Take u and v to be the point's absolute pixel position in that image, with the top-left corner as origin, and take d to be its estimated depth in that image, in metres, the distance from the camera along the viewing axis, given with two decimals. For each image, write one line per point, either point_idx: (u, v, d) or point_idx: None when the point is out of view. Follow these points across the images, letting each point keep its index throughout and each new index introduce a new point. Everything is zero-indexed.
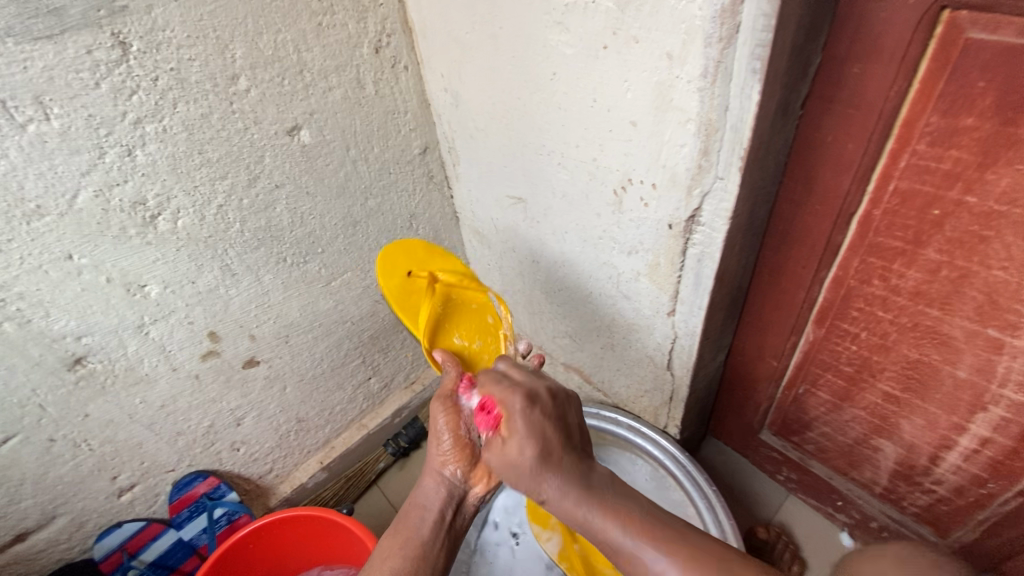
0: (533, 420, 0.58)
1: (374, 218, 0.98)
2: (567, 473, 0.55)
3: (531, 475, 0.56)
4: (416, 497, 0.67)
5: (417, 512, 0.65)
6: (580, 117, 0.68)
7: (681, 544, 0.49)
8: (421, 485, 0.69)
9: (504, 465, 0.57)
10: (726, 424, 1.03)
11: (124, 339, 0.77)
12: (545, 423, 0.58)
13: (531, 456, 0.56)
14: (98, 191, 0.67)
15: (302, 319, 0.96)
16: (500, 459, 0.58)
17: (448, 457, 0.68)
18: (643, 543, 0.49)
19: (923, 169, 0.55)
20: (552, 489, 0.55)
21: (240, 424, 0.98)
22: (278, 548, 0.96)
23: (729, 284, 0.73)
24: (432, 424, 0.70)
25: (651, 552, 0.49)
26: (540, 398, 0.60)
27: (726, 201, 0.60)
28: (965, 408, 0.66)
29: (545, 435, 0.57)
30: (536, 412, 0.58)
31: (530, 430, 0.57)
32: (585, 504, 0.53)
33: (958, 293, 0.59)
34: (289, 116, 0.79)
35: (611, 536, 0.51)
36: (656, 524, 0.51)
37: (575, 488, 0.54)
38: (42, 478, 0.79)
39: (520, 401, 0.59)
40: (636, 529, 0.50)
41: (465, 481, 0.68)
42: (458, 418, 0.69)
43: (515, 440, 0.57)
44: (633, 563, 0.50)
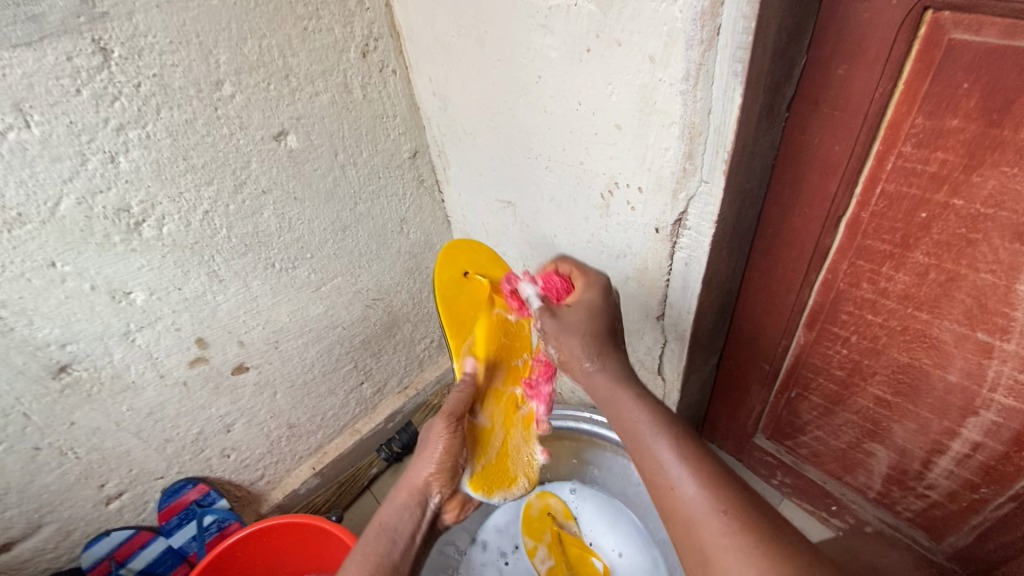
0: (597, 298, 0.70)
1: (363, 223, 0.97)
2: (610, 356, 0.63)
3: (580, 352, 0.63)
4: (383, 518, 0.63)
5: (388, 534, 0.61)
6: (566, 120, 0.67)
7: (710, 470, 0.50)
8: (392, 500, 0.66)
9: (558, 338, 0.65)
10: (720, 428, 1.02)
11: (110, 347, 0.77)
12: (609, 302, 0.70)
13: (585, 335, 0.64)
14: (81, 198, 0.67)
15: (291, 324, 0.95)
16: (557, 328, 0.66)
17: (431, 478, 0.67)
18: (673, 450, 0.53)
19: (910, 172, 0.54)
20: (602, 362, 0.63)
21: (230, 431, 0.97)
22: (268, 556, 0.95)
23: (717, 288, 0.72)
24: (430, 437, 0.70)
25: (673, 456, 0.52)
26: (600, 282, 0.74)
27: (712, 205, 0.60)
28: (956, 412, 0.65)
29: (601, 320, 0.67)
30: (593, 294, 0.71)
31: (589, 309, 0.68)
32: (629, 392, 0.60)
33: (947, 296, 0.58)
34: (275, 121, 0.78)
35: (637, 423, 0.57)
36: (697, 449, 0.53)
37: (622, 375, 0.62)
38: (29, 486, 0.78)
39: (589, 287, 0.72)
40: (663, 426, 0.55)
41: (438, 506, 0.67)
42: (456, 447, 0.69)
43: (574, 312, 0.67)
44: (656, 467, 0.53)
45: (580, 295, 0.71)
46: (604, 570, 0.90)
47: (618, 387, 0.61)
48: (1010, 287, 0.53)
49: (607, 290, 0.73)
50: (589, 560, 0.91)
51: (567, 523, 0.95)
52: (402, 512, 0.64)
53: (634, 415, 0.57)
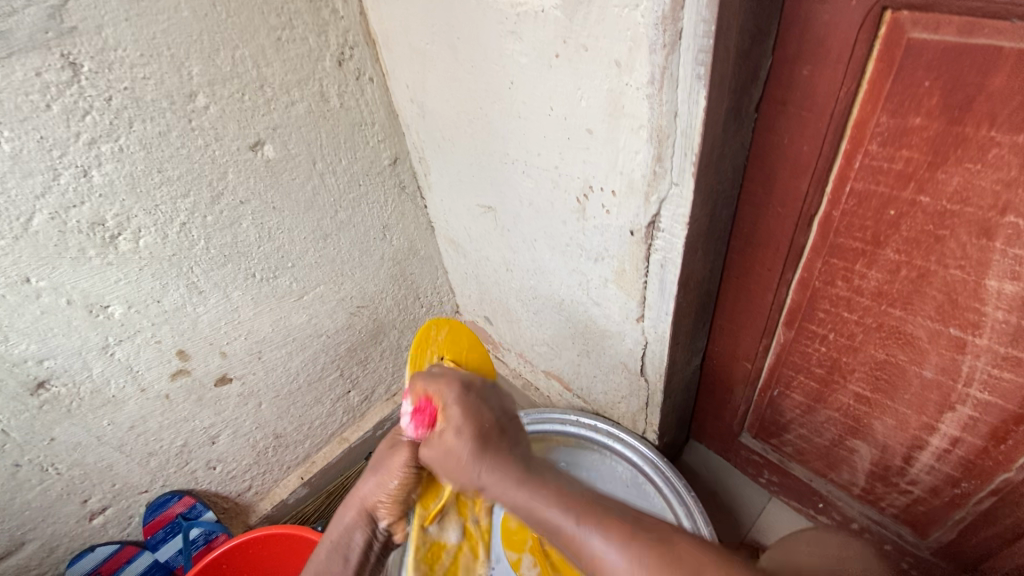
0: (465, 408, 0.58)
1: (345, 230, 0.97)
2: (501, 457, 0.53)
3: (467, 462, 0.53)
4: (335, 534, 0.64)
5: (341, 552, 0.63)
6: (540, 125, 0.68)
7: (643, 534, 0.44)
8: (342, 517, 0.66)
9: (438, 457, 0.56)
10: (707, 428, 1.03)
11: (88, 361, 0.76)
12: (486, 409, 0.59)
13: (468, 445, 0.54)
14: (54, 213, 0.66)
15: (274, 334, 0.95)
16: (442, 448, 0.56)
17: (380, 505, 0.65)
18: (602, 534, 0.44)
19: (877, 170, 0.54)
20: (489, 471, 0.52)
21: (215, 443, 0.97)
22: (255, 568, 0.95)
23: (695, 289, 0.72)
24: (389, 467, 0.65)
25: (603, 540, 0.44)
26: (471, 387, 0.62)
27: (683, 207, 0.60)
28: (933, 407, 0.65)
29: (479, 417, 0.57)
30: (470, 396, 0.60)
31: (467, 417, 0.57)
32: (529, 488, 0.50)
33: (919, 292, 0.58)
34: (251, 131, 0.78)
35: (555, 522, 0.47)
36: (603, 509, 0.46)
37: (519, 471, 0.52)
38: (10, 504, 0.78)
39: (456, 392, 0.60)
40: (570, 504, 0.47)
41: (386, 531, 0.67)
42: (411, 483, 0.66)
43: (449, 426, 0.57)
44: (580, 551, 0.45)
45: (447, 408, 0.58)
46: None
47: (513, 490, 0.50)
48: (979, 282, 0.53)
49: (483, 393, 0.61)
50: None
51: None
52: (351, 531, 0.65)
53: (537, 507, 0.49)
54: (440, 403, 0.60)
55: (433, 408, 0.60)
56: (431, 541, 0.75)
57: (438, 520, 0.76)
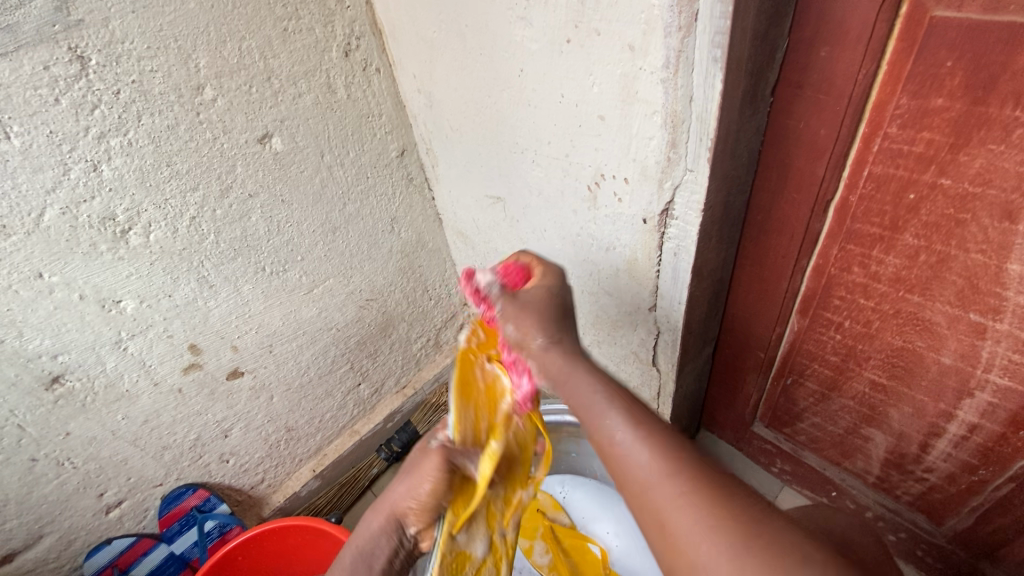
0: (551, 286, 0.62)
1: (354, 223, 0.97)
2: (565, 341, 0.58)
3: (530, 330, 0.58)
4: (361, 541, 0.60)
5: (364, 559, 0.59)
6: (550, 113, 0.67)
7: (655, 430, 0.48)
8: (368, 522, 0.62)
9: (513, 310, 0.60)
10: (718, 417, 1.02)
11: (102, 356, 0.77)
12: (568, 300, 0.63)
13: (533, 319, 0.59)
14: (65, 208, 0.66)
15: (285, 328, 0.95)
16: (508, 311, 0.61)
17: (411, 511, 0.61)
18: (621, 418, 0.50)
19: (897, 153, 0.53)
20: (552, 343, 0.58)
21: (227, 436, 0.97)
22: (269, 560, 0.95)
23: (709, 277, 0.71)
24: (416, 470, 0.62)
25: (620, 420, 0.49)
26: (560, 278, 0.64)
27: (698, 193, 0.59)
28: (951, 394, 0.64)
29: (553, 304, 0.61)
30: (557, 287, 0.63)
31: (541, 299, 0.61)
32: (578, 366, 0.56)
33: (938, 278, 0.57)
34: (258, 124, 0.78)
35: (586, 392, 0.54)
36: (639, 409, 0.51)
37: (567, 350, 0.58)
38: (27, 498, 0.78)
39: (551, 280, 0.63)
40: (606, 390, 0.53)
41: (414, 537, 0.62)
42: (443, 490, 0.61)
43: (536, 284, 0.63)
44: (597, 427, 0.51)
45: (540, 275, 0.64)
46: (601, 554, 0.88)
47: (563, 359, 0.57)
48: (1001, 267, 0.52)
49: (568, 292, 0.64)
50: (587, 547, 0.90)
51: (558, 515, 0.94)
52: (378, 537, 0.61)
53: (579, 380, 0.55)
54: (538, 272, 0.64)
55: (525, 275, 0.65)
56: (457, 549, 0.63)
57: (466, 527, 0.64)
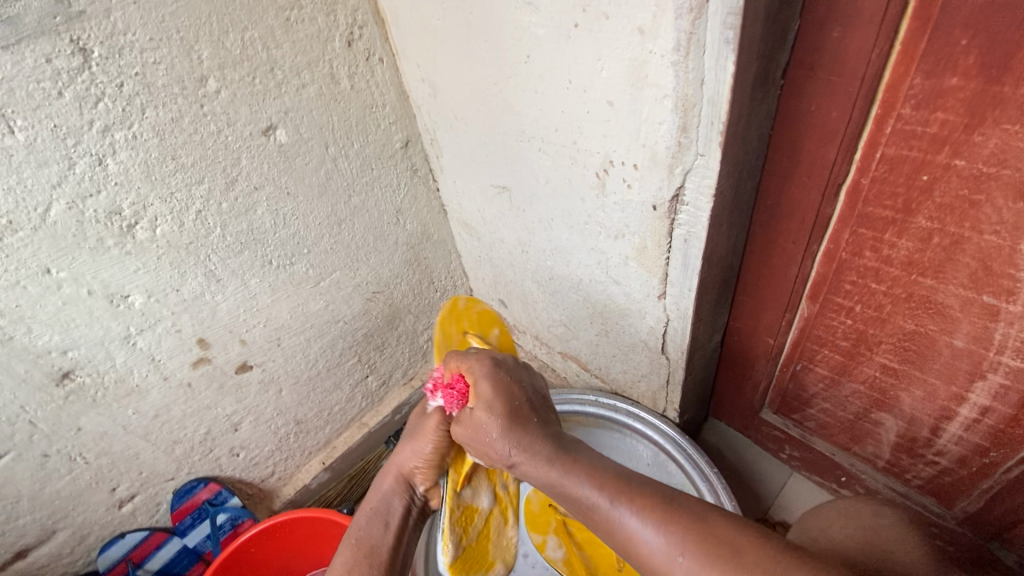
0: (495, 385, 0.60)
1: (359, 215, 0.96)
2: (541, 441, 0.56)
3: (494, 437, 0.57)
4: (375, 500, 0.65)
5: (380, 517, 0.63)
6: (557, 99, 0.66)
7: (677, 517, 0.46)
8: (379, 485, 0.67)
9: (471, 440, 0.60)
10: (727, 405, 1.02)
11: (111, 351, 0.77)
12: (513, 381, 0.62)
13: (496, 423, 0.57)
14: (71, 203, 0.66)
15: (292, 321, 0.95)
16: (471, 425, 0.59)
17: (418, 469, 0.67)
18: (637, 514, 0.48)
19: (910, 134, 0.53)
20: (521, 449, 0.56)
21: (237, 430, 0.97)
22: (282, 551, 0.96)
23: (718, 264, 0.71)
24: (419, 430, 0.67)
25: (638, 520, 0.47)
26: (502, 363, 0.64)
27: (708, 178, 0.58)
28: (963, 377, 0.64)
29: (510, 392, 0.60)
30: (501, 372, 0.62)
31: (497, 391, 0.59)
32: (562, 469, 0.54)
33: (952, 260, 0.57)
34: (263, 116, 0.77)
35: (586, 499, 0.51)
36: (643, 493, 0.50)
37: (552, 448, 0.56)
38: (40, 493, 0.79)
39: (486, 366, 0.62)
40: (605, 484, 0.51)
41: (421, 495, 0.68)
42: (445, 444, 0.67)
43: (481, 402, 0.59)
44: (617, 533, 0.49)
45: (477, 385, 0.61)
46: (614, 547, 0.89)
47: (543, 467, 0.55)
48: (1016, 247, 0.52)
49: (511, 366, 0.65)
50: (600, 540, 0.91)
51: (570, 509, 0.94)
52: (390, 497, 0.65)
53: (569, 484, 0.53)
54: (471, 379, 0.62)
55: (463, 386, 0.64)
56: (465, 504, 0.72)
57: (470, 483, 0.72)
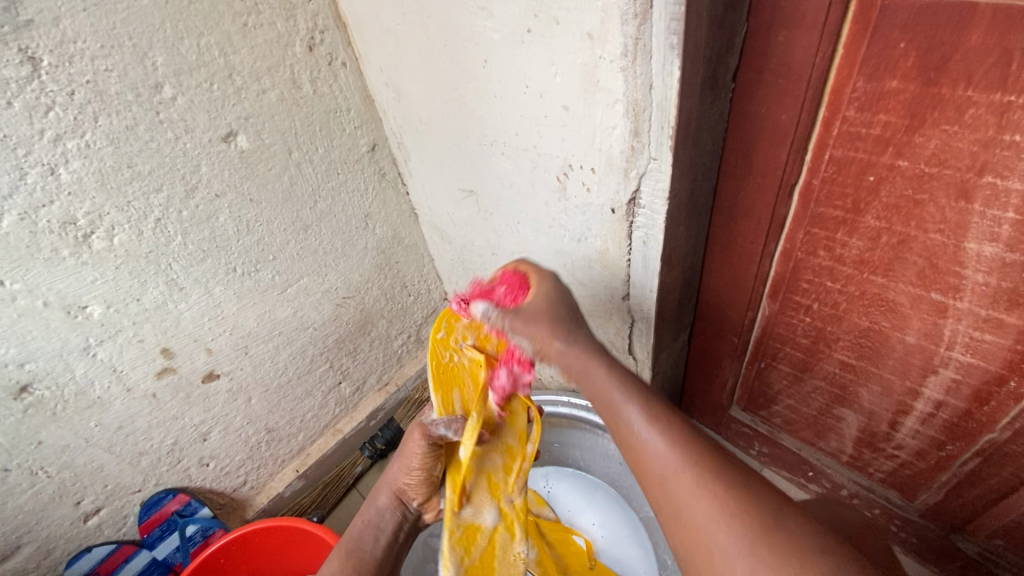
0: (546, 299, 0.63)
1: (326, 221, 0.96)
2: (578, 340, 0.59)
3: (538, 333, 0.60)
4: (369, 514, 0.65)
5: (372, 530, 0.64)
6: (516, 104, 0.66)
7: (680, 432, 0.50)
8: (374, 500, 0.67)
9: (518, 329, 0.61)
10: (698, 402, 1.03)
11: (70, 363, 0.75)
12: (570, 300, 0.63)
13: (541, 325, 0.60)
14: (23, 214, 0.65)
15: (260, 328, 0.94)
16: (516, 318, 0.61)
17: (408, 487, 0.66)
18: (650, 420, 0.52)
19: (855, 136, 0.54)
20: (569, 343, 0.59)
21: (206, 440, 0.96)
22: (254, 561, 0.95)
23: (679, 265, 0.72)
24: (403, 451, 0.65)
25: (648, 424, 0.52)
26: (552, 282, 0.65)
27: (662, 181, 0.59)
28: (917, 372, 0.65)
29: (558, 305, 0.62)
30: (546, 285, 0.64)
31: (542, 301, 0.62)
32: (598, 365, 0.57)
33: (900, 259, 0.58)
34: (222, 122, 0.77)
35: (608, 397, 0.55)
36: (656, 401, 0.54)
37: (586, 352, 0.58)
38: (0, 509, 0.77)
39: (549, 282, 0.65)
40: (632, 391, 0.55)
41: (415, 510, 0.67)
42: (431, 462, 0.64)
43: (526, 310, 0.62)
44: (626, 430, 0.53)
45: (537, 289, 0.65)
46: (585, 546, 0.87)
47: (583, 366, 0.58)
48: (959, 246, 0.53)
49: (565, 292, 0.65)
50: (571, 540, 0.89)
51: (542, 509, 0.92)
52: (384, 512, 0.65)
53: (602, 382, 0.56)
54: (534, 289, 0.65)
55: (527, 283, 0.66)
56: (466, 523, 0.66)
57: (471, 502, 0.67)
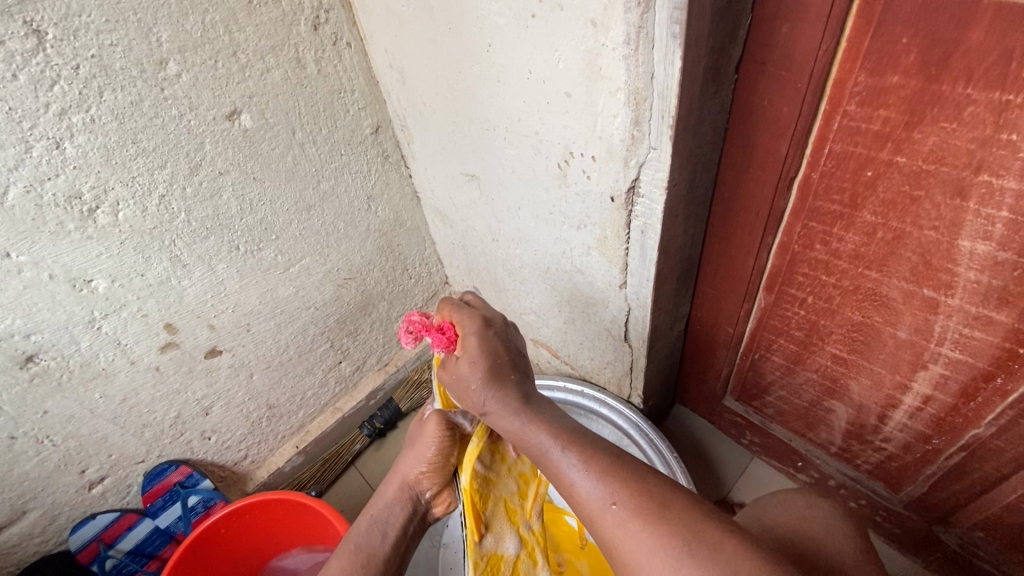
0: (485, 340, 0.58)
1: (329, 201, 0.96)
2: (512, 391, 0.57)
3: (474, 389, 0.57)
4: (379, 507, 0.68)
5: (379, 525, 0.66)
6: (518, 89, 0.66)
7: (613, 471, 0.48)
8: (384, 493, 0.69)
9: (455, 383, 0.59)
10: (692, 391, 1.05)
11: (75, 335, 0.77)
12: (501, 337, 0.60)
13: (479, 375, 0.56)
14: (29, 186, 0.66)
15: (262, 307, 0.96)
16: (453, 379, 0.59)
17: (421, 477, 0.69)
18: (581, 462, 0.50)
19: (855, 131, 0.54)
20: (496, 399, 0.57)
21: (208, 414, 0.98)
22: (253, 533, 0.97)
23: (677, 255, 0.72)
24: (416, 439, 0.68)
25: (579, 466, 0.50)
26: (496, 324, 0.61)
27: (661, 171, 0.59)
28: (907, 366, 0.66)
29: (499, 354, 0.58)
30: (490, 333, 0.59)
31: (483, 351, 0.57)
32: (527, 417, 0.56)
33: (895, 254, 0.59)
34: (226, 100, 0.77)
35: (540, 446, 0.54)
36: (585, 443, 0.52)
37: (520, 401, 0.57)
38: (8, 475, 0.79)
39: (477, 325, 0.59)
40: (561, 434, 0.53)
41: (427, 502, 0.71)
42: (446, 448, 0.67)
43: (465, 361, 0.57)
44: (561, 478, 0.51)
45: (466, 338, 0.58)
46: (576, 526, 0.94)
47: (512, 417, 0.56)
48: (952, 243, 0.54)
49: (502, 325, 0.62)
50: (563, 519, 0.96)
51: None
52: (393, 505, 0.68)
53: (533, 434, 0.55)
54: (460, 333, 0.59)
55: (452, 333, 0.60)
56: (488, 553, 0.65)
57: (490, 529, 0.65)
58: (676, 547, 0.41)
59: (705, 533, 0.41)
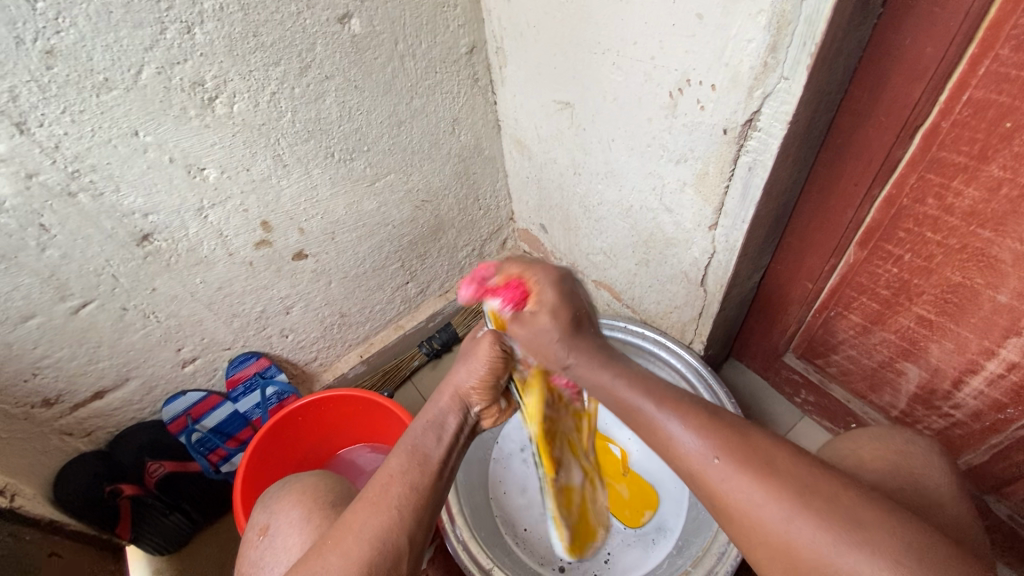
0: (561, 295, 0.62)
1: (418, 119, 0.97)
2: (590, 345, 0.60)
3: (556, 343, 0.61)
4: (431, 414, 0.64)
5: (434, 430, 0.63)
6: (642, 9, 0.65)
7: (713, 425, 0.49)
8: (435, 402, 0.66)
9: (532, 340, 0.62)
10: (751, 346, 1.06)
11: (186, 221, 0.82)
12: (574, 293, 0.63)
13: (559, 330, 0.61)
14: (160, 68, 0.69)
15: (347, 217, 0.99)
16: (530, 333, 0.62)
17: (473, 392, 0.67)
18: (681, 421, 0.51)
19: (1004, 77, 0.52)
20: (581, 353, 0.60)
21: (289, 313, 1.04)
22: (323, 427, 1.05)
23: (776, 199, 0.72)
24: (475, 352, 0.67)
25: (677, 422, 0.51)
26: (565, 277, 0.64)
27: (788, 103, 0.59)
28: (998, 332, 0.66)
29: (575, 306, 0.62)
30: (564, 283, 0.63)
31: (559, 303, 0.61)
32: (615, 372, 0.58)
33: (1016, 213, 0.58)
34: (340, 2, 0.77)
35: (633, 403, 0.55)
36: (680, 401, 0.53)
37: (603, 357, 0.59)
38: (118, 342, 0.87)
39: (551, 277, 0.63)
40: (654, 390, 0.54)
41: (477, 416, 0.68)
42: (499, 367, 0.67)
43: (541, 317, 0.61)
44: (657, 431, 0.52)
45: (541, 292, 0.62)
46: (620, 455, 1.00)
47: (598, 370, 0.59)
48: None
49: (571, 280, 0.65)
50: (607, 448, 1.01)
51: None
52: (446, 414, 0.65)
53: (624, 390, 0.56)
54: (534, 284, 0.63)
55: (525, 287, 0.63)
56: (562, 486, 0.72)
57: (562, 465, 0.72)
58: (789, 501, 0.43)
59: (818, 490, 0.43)
